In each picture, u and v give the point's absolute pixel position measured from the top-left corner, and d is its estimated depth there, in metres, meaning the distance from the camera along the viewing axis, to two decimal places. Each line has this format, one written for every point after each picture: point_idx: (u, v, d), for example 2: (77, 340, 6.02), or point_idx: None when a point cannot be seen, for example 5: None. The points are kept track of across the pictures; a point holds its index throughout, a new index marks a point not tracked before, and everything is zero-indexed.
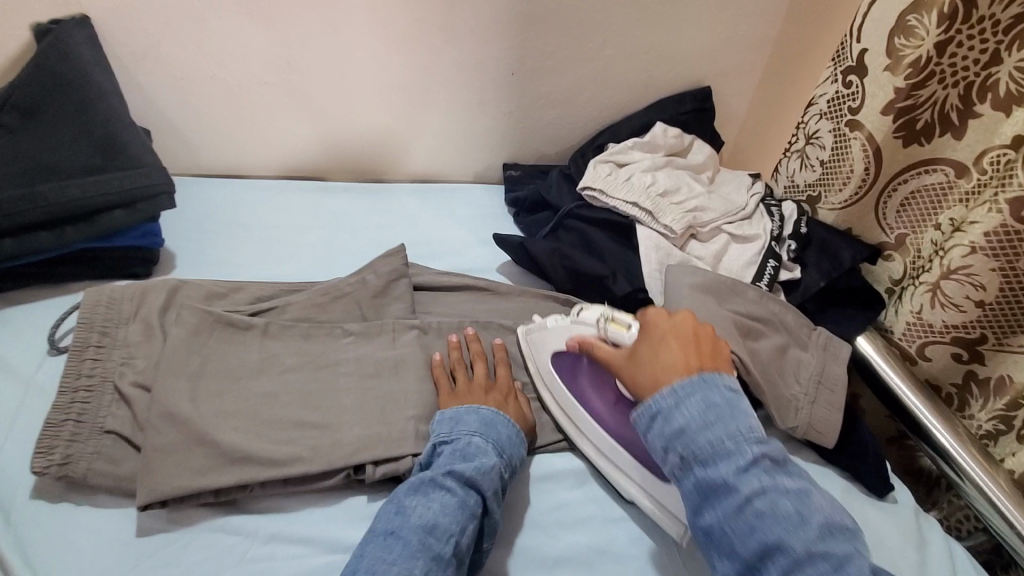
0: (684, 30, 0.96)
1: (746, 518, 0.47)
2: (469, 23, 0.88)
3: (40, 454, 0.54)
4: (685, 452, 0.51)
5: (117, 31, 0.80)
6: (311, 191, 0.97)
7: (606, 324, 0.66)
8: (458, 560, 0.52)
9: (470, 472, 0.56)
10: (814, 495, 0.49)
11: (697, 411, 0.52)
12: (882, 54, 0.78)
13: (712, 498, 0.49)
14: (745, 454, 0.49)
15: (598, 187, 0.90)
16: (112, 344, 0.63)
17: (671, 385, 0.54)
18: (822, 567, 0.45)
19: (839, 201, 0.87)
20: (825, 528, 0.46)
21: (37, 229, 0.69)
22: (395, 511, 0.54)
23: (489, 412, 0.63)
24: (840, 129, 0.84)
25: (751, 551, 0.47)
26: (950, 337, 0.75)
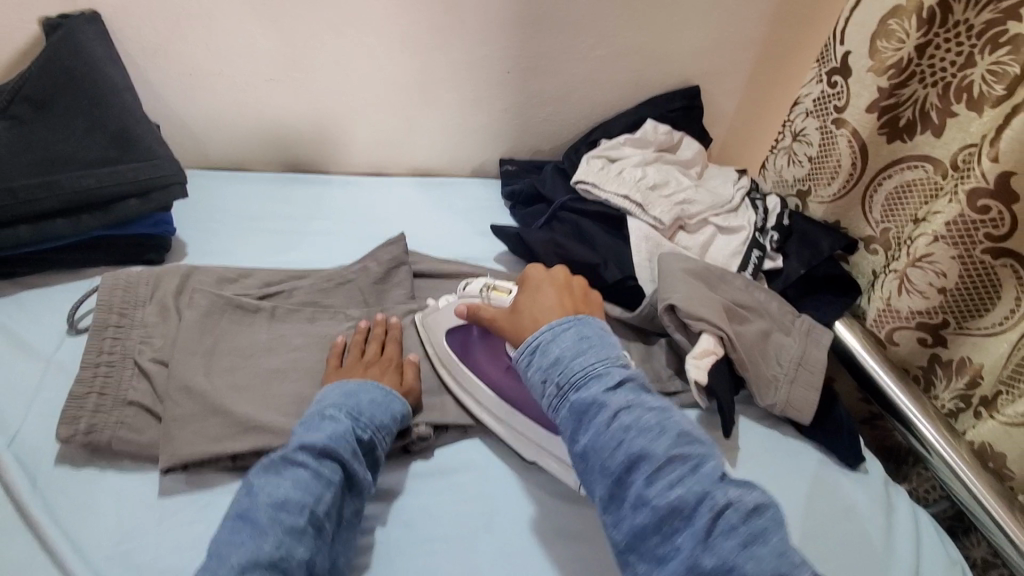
0: (675, 32, 1.00)
1: (615, 433, 0.51)
2: (466, 24, 0.92)
3: (66, 423, 0.57)
4: (561, 381, 0.55)
5: (129, 30, 0.83)
6: (315, 184, 1.00)
7: (489, 291, 0.70)
8: (317, 528, 0.51)
9: (322, 442, 0.55)
10: (674, 413, 0.53)
11: (570, 343, 0.57)
12: (864, 55, 0.82)
13: (585, 419, 0.52)
14: (611, 376, 0.54)
15: (590, 180, 0.95)
16: (130, 323, 0.67)
17: (549, 324, 0.60)
18: (680, 470, 0.48)
19: (828, 195, 0.92)
20: (682, 437, 0.50)
21: (54, 218, 0.72)
22: (246, 492, 0.52)
23: (352, 385, 0.63)
24: (827, 127, 0.89)
25: (620, 464, 0.50)
26: (915, 322, 0.81)
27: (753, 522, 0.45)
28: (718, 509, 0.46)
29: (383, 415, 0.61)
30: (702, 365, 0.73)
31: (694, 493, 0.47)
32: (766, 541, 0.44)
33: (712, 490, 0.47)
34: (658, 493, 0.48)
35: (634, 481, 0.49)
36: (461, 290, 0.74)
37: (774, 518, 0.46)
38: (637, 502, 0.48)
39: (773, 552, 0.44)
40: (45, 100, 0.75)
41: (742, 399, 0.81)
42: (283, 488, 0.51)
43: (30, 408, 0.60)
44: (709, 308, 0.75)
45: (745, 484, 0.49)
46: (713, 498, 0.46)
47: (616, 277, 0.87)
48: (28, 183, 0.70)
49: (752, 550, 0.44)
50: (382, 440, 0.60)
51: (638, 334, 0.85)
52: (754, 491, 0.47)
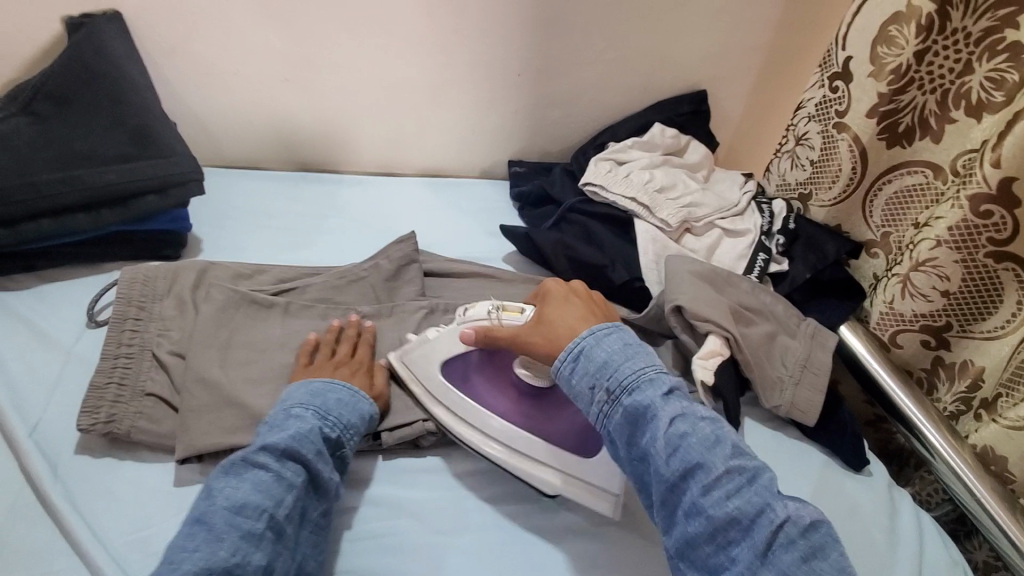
0: (682, 36, 1.01)
1: (671, 441, 0.53)
2: (478, 26, 0.94)
3: (87, 413, 0.59)
4: (611, 386, 0.57)
5: (149, 29, 0.85)
6: (327, 183, 1.02)
7: (499, 312, 0.67)
8: (276, 532, 0.52)
9: (284, 443, 0.56)
10: (724, 424, 0.56)
11: (617, 349, 0.59)
12: (865, 61, 0.84)
13: (641, 426, 0.55)
14: (664, 385, 0.56)
15: (598, 182, 0.96)
16: (148, 317, 0.68)
17: (591, 328, 0.61)
18: (738, 481, 0.51)
19: (828, 199, 0.93)
20: (734, 448, 0.54)
21: (75, 212, 0.74)
22: (204, 495, 0.53)
23: (320, 383, 0.63)
24: (828, 131, 0.90)
25: (675, 471, 0.52)
26: (918, 325, 0.82)
27: (809, 537, 0.49)
28: (777, 522, 0.49)
29: (350, 414, 0.62)
30: (709, 366, 0.74)
31: (752, 505, 0.50)
32: (821, 553, 0.48)
33: (769, 502, 0.50)
34: (716, 503, 0.50)
35: (690, 490, 0.52)
36: (461, 315, 0.71)
37: (827, 533, 0.50)
38: (693, 510, 0.51)
39: (829, 563, 0.48)
40: (66, 96, 0.76)
41: (747, 400, 0.82)
42: (241, 492, 0.52)
43: (52, 398, 0.62)
44: (715, 310, 0.76)
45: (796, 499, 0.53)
46: (772, 510, 0.50)
47: (623, 278, 0.88)
48: (51, 178, 0.72)
49: (810, 562, 0.48)
50: (349, 439, 0.61)
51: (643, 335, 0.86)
52: (802, 505, 0.51)
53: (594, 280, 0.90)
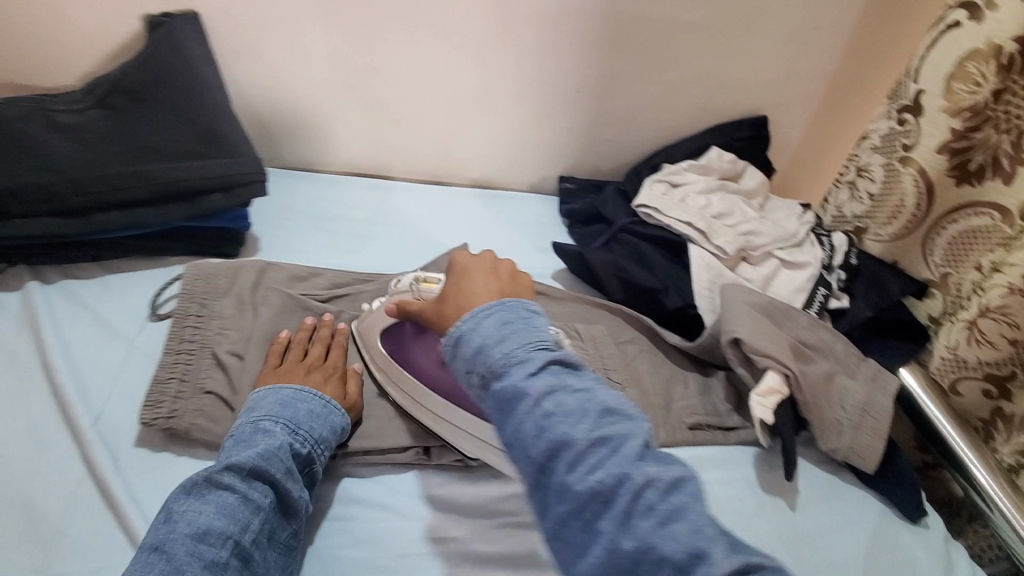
0: (744, 61, 1.00)
1: (535, 420, 0.44)
2: (542, 40, 0.93)
3: (150, 406, 0.60)
4: (483, 369, 0.47)
5: (221, 29, 0.87)
6: (380, 190, 1.03)
7: (417, 284, 0.70)
8: (243, 559, 0.49)
9: (252, 462, 0.53)
10: (600, 391, 0.46)
11: (491, 329, 0.49)
12: (939, 95, 0.81)
13: (508, 410, 0.45)
14: (534, 359, 0.46)
15: (653, 205, 0.94)
16: (210, 314, 0.70)
17: (472, 310, 0.51)
18: (602, 455, 0.42)
19: (888, 235, 0.90)
20: (603, 415, 0.44)
21: (145, 206, 0.75)
22: (163, 521, 0.49)
23: (288, 392, 0.62)
24: (892, 164, 0.88)
25: (542, 453, 0.43)
26: (981, 372, 0.78)
27: (672, 499, 0.40)
28: (637, 491, 0.40)
29: (322, 428, 0.60)
30: (767, 403, 0.72)
31: (616, 479, 0.41)
32: (685, 518, 0.39)
33: (632, 471, 0.41)
34: (579, 480, 0.41)
35: (557, 470, 0.42)
36: (393, 287, 0.74)
37: (691, 493, 0.41)
38: (557, 493, 0.42)
39: (691, 529, 0.39)
40: (140, 92, 0.78)
41: (801, 440, 0.80)
42: (205, 518, 0.49)
43: (115, 389, 0.63)
44: (776, 345, 0.74)
45: (661, 459, 0.43)
46: (633, 478, 0.40)
47: (677, 304, 0.86)
48: (124, 172, 0.74)
49: (673, 529, 0.39)
50: (321, 454, 0.59)
51: (694, 364, 0.85)
52: (669, 465, 0.42)
53: (647, 305, 0.89)
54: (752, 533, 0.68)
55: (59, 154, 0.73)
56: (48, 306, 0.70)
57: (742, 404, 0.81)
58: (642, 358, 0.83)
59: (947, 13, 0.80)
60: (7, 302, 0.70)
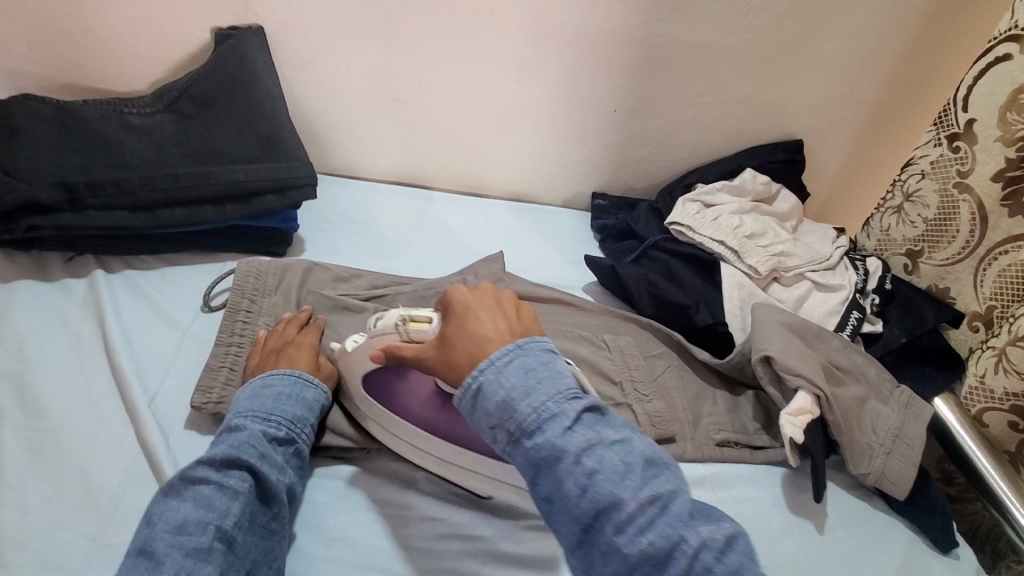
0: (783, 86, 1.01)
1: (577, 479, 0.46)
2: (585, 62, 0.97)
3: (201, 391, 0.64)
4: (512, 426, 0.49)
5: (282, 44, 0.92)
6: (420, 199, 1.07)
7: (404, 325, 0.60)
8: (227, 542, 0.51)
9: (222, 453, 0.54)
10: (634, 441, 0.48)
11: (516, 381, 0.49)
12: (992, 124, 0.81)
13: (545, 471, 0.47)
14: (567, 412, 0.48)
15: (686, 223, 0.95)
16: (258, 310, 0.74)
17: (488, 358, 0.52)
18: (652, 513, 0.44)
19: (943, 259, 0.88)
20: (646, 468, 0.47)
21: (205, 204, 0.80)
22: (144, 523, 0.50)
23: (256, 384, 0.63)
24: (947, 190, 0.87)
25: (587, 512, 0.46)
26: (1008, 404, 0.78)
27: (727, 559, 0.43)
28: (692, 553, 0.43)
29: (294, 408, 0.62)
30: (797, 422, 0.71)
31: (668, 539, 0.44)
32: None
33: (685, 531, 0.44)
34: (630, 541, 0.44)
35: (604, 529, 0.45)
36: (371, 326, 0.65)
37: (745, 550, 0.43)
38: (609, 551, 0.45)
39: None
40: (207, 99, 0.84)
41: (831, 463, 0.79)
42: (182, 510, 0.50)
43: (168, 374, 0.67)
44: (807, 365, 0.74)
45: (710, 515, 0.46)
46: (687, 539, 0.43)
47: (707, 321, 0.87)
48: (189, 172, 0.79)
49: None
50: (299, 433, 0.62)
51: (723, 381, 0.85)
52: (720, 522, 0.45)
53: (677, 320, 0.90)
54: (780, 551, 0.68)
55: (133, 153, 0.79)
56: (112, 293, 0.74)
57: (772, 423, 0.80)
58: (671, 373, 0.83)
59: (994, 46, 0.80)
60: (74, 288, 0.75)
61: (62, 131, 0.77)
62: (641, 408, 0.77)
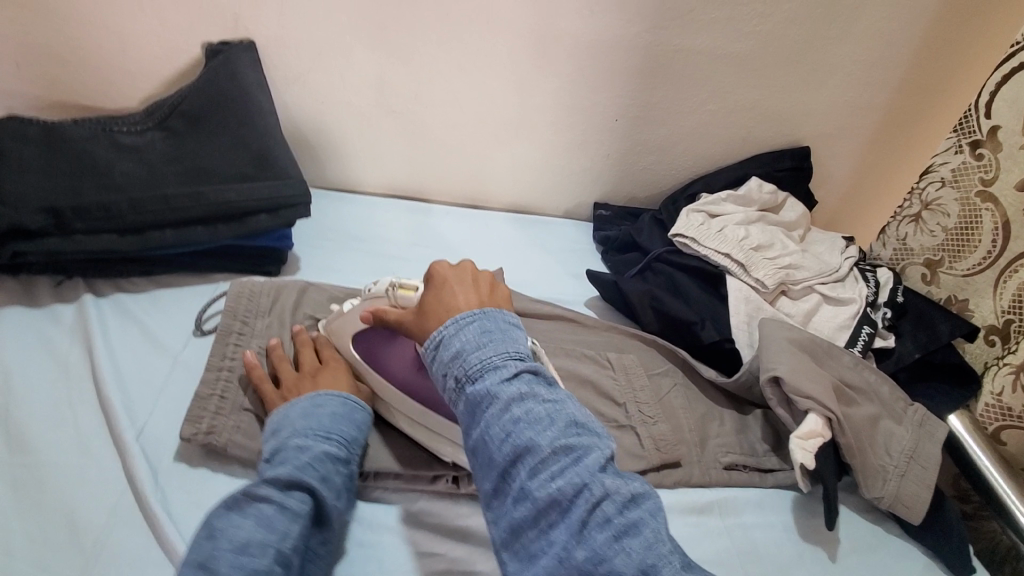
0: (790, 93, 0.99)
1: (503, 425, 0.46)
2: (586, 71, 0.94)
3: (191, 421, 0.61)
4: (458, 374, 0.50)
5: (276, 58, 0.91)
6: (417, 213, 1.05)
7: (393, 291, 0.62)
8: (284, 566, 0.49)
9: (288, 473, 0.53)
10: (569, 403, 0.49)
11: (470, 336, 0.51)
12: (1018, 132, 0.79)
13: (477, 414, 0.48)
14: (509, 367, 0.49)
15: (690, 236, 0.92)
16: (250, 333, 0.72)
17: (454, 316, 0.53)
18: (564, 463, 0.44)
19: (965, 269, 0.85)
20: (570, 426, 0.47)
21: (196, 225, 0.79)
22: (205, 536, 0.48)
23: (305, 404, 0.62)
24: (969, 200, 0.85)
25: (505, 456, 0.46)
26: None
27: (628, 514, 0.43)
28: (594, 501, 0.43)
29: (348, 429, 0.62)
30: (808, 446, 0.69)
31: (575, 487, 0.43)
32: (637, 533, 0.42)
33: (592, 482, 0.44)
34: (540, 485, 0.44)
35: (519, 475, 0.45)
36: (366, 292, 0.67)
37: (648, 510, 0.43)
38: (521, 496, 0.45)
39: (644, 543, 0.41)
40: (198, 116, 0.82)
41: (843, 485, 0.76)
42: (246, 529, 0.48)
43: (158, 404, 0.65)
44: (818, 386, 0.71)
45: (623, 474, 0.46)
46: (592, 490, 0.43)
47: (713, 338, 0.85)
48: (180, 192, 0.77)
49: (625, 542, 0.41)
50: (353, 457, 0.61)
51: (730, 400, 0.83)
52: (629, 481, 0.45)
53: (681, 336, 0.87)
54: None
55: (123, 174, 0.77)
56: (101, 319, 0.73)
57: (780, 443, 0.78)
58: (676, 392, 0.80)
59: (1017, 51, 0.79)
60: (63, 314, 0.73)
61: (50, 152, 0.75)
62: (646, 430, 0.75)
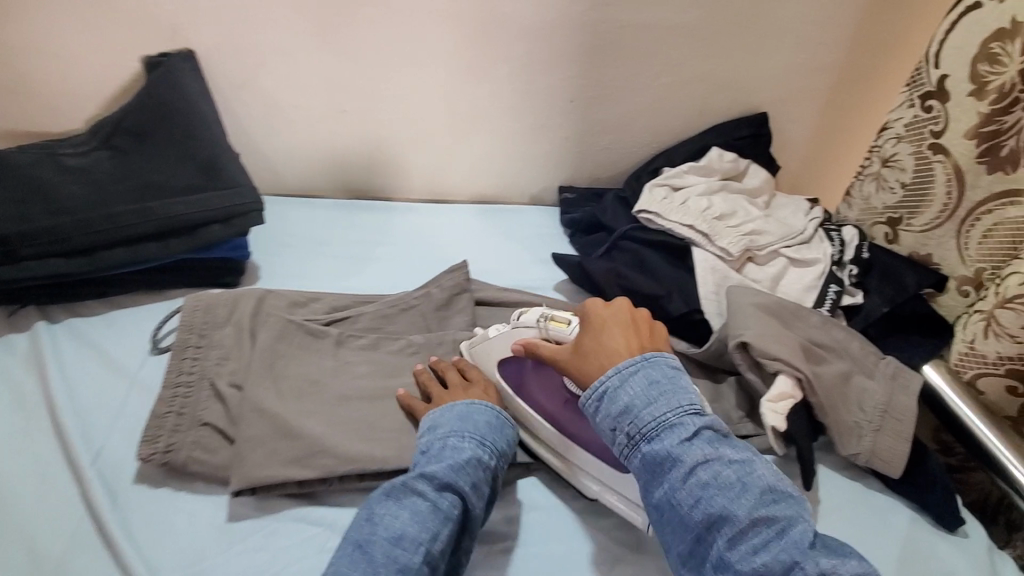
0: (744, 59, 0.98)
1: (692, 489, 0.52)
2: (535, 54, 0.93)
3: (147, 441, 0.61)
4: (631, 431, 0.55)
5: (218, 65, 0.89)
6: (379, 211, 1.03)
7: (547, 323, 0.67)
8: (432, 568, 0.52)
9: (443, 474, 0.56)
10: (755, 465, 0.53)
11: (639, 390, 0.56)
12: (965, 79, 0.78)
13: (660, 474, 0.54)
14: (688, 426, 0.54)
15: (653, 210, 0.92)
16: (208, 344, 0.70)
17: (615, 366, 0.59)
18: (766, 534, 0.49)
19: (921, 225, 0.86)
20: (764, 494, 0.51)
21: (147, 240, 0.77)
22: (366, 518, 0.54)
23: (463, 406, 0.64)
24: (922, 152, 0.84)
25: (701, 523, 0.51)
26: (1004, 368, 0.74)
27: None
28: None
29: (503, 440, 0.63)
30: (779, 409, 0.69)
31: (783, 563, 0.47)
32: None
33: (800, 557, 0.47)
34: (742, 558, 0.48)
35: (716, 543, 0.50)
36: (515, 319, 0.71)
37: None
38: (721, 564, 0.49)
39: None
40: (143, 131, 0.81)
41: (820, 446, 0.76)
42: (402, 522, 0.53)
43: (116, 427, 0.64)
44: (785, 347, 0.71)
45: (831, 549, 0.49)
46: (803, 566, 0.46)
47: (681, 310, 0.85)
48: (127, 209, 0.76)
49: None
50: (503, 466, 0.62)
51: (703, 370, 0.82)
52: (846, 560, 0.47)
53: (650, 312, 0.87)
54: None
55: (70, 196, 0.75)
56: (56, 346, 0.71)
57: (755, 408, 0.77)
58: None
59: None
60: (16, 342, 0.72)
61: None
62: None
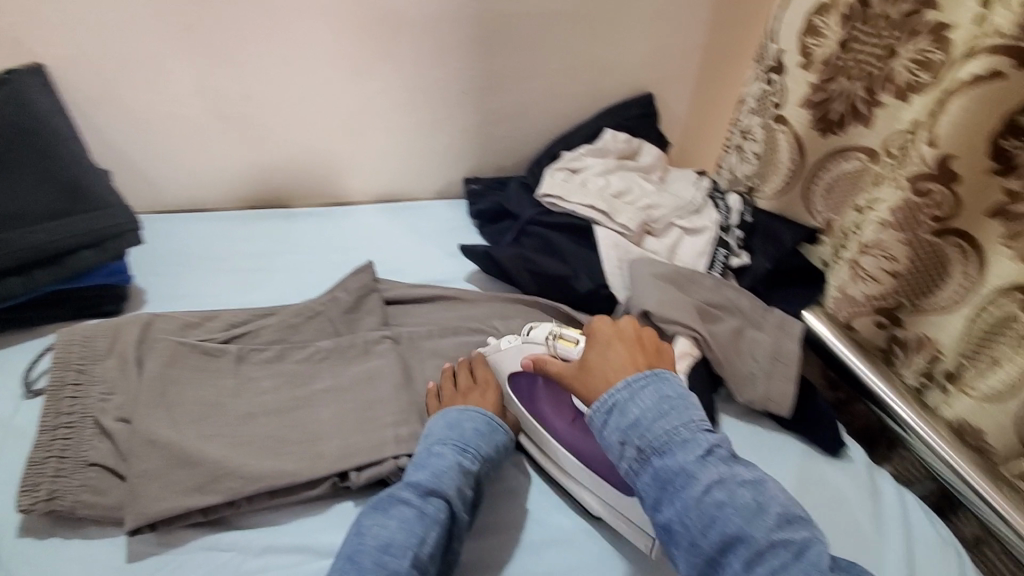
0: (623, 41, 1.02)
1: (705, 508, 0.49)
2: (418, 48, 0.93)
3: (27, 492, 0.56)
4: (643, 444, 0.53)
5: (71, 76, 0.81)
6: (276, 219, 0.98)
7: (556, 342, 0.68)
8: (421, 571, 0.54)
9: (427, 481, 0.59)
10: (768, 483, 0.51)
11: (651, 403, 0.54)
12: (797, 54, 0.88)
13: (671, 490, 0.51)
14: (701, 442, 0.52)
15: (556, 194, 0.94)
16: (90, 380, 0.65)
17: (626, 378, 0.57)
18: (784, 556, 0.46)
19: (773, 190, 0.96)
20: (781, 517, 0.48)
21: (7, 275, 0.70)
22: (355, 532, 0.56)
23: (454, 413, 0.66)
24: (768, 123, 0.95)
25: (714, 544, 0.48)
26: (871, 307, 0.82)
27: None
28: None
29: (488, 446, 0.65)
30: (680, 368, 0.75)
31: None
32: None
33: None
34: None
35: (732, 565, 0.47)
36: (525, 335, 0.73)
37: None
38: None
39: None
40: None
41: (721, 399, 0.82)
42: (388, 530, 0.55)
43: None
44: (682, 310, 0.77)
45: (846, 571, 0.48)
46: None
47: (589, 287, 0.87)
48: None
49: None
50: (488, 472, 0.64)
51: None
52: None
53: (561, 292, 0.89)
54: None
55: None
56: None
57: None
58: None
59: None
60: None
61: None
62: None
